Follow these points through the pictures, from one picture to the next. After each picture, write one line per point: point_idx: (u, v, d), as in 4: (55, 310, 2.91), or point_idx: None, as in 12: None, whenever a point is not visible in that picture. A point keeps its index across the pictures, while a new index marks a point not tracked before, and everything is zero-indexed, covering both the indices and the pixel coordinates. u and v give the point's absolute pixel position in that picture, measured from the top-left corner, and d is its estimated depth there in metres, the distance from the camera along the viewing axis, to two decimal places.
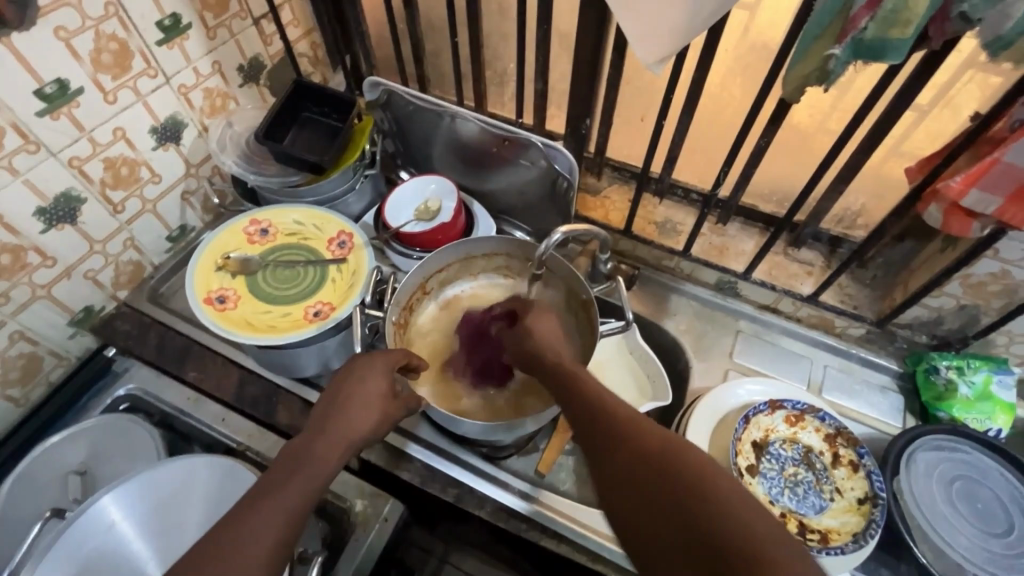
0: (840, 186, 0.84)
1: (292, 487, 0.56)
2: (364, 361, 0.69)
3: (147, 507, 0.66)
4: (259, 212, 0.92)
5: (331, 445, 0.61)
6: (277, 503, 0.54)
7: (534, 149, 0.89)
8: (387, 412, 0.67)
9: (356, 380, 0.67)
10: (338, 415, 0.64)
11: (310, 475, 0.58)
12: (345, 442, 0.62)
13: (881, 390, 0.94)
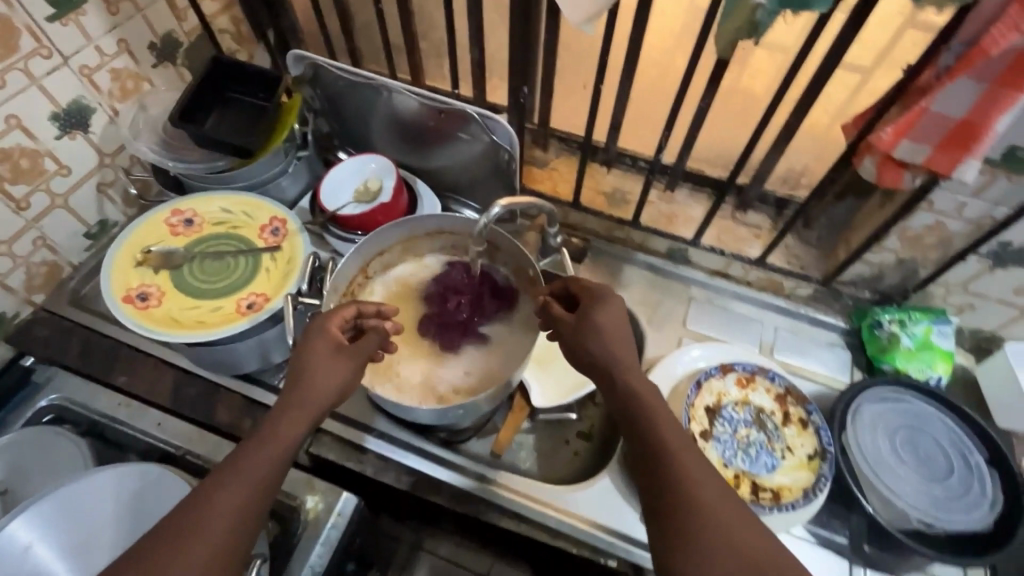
0: (782, 146, 0.83)
1: (255, 461, 0.57)
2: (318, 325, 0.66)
3: (66, 521, 0.62)
4: (182, 201, 0.86)
5: (294, 419, 0.61)
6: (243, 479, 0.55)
7: (474, 122, 0.85)
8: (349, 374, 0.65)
9: (316, 351, 0.65)
10: (300, 382, 0.63)
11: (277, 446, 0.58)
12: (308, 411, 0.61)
13: (829, 346, 0.95)
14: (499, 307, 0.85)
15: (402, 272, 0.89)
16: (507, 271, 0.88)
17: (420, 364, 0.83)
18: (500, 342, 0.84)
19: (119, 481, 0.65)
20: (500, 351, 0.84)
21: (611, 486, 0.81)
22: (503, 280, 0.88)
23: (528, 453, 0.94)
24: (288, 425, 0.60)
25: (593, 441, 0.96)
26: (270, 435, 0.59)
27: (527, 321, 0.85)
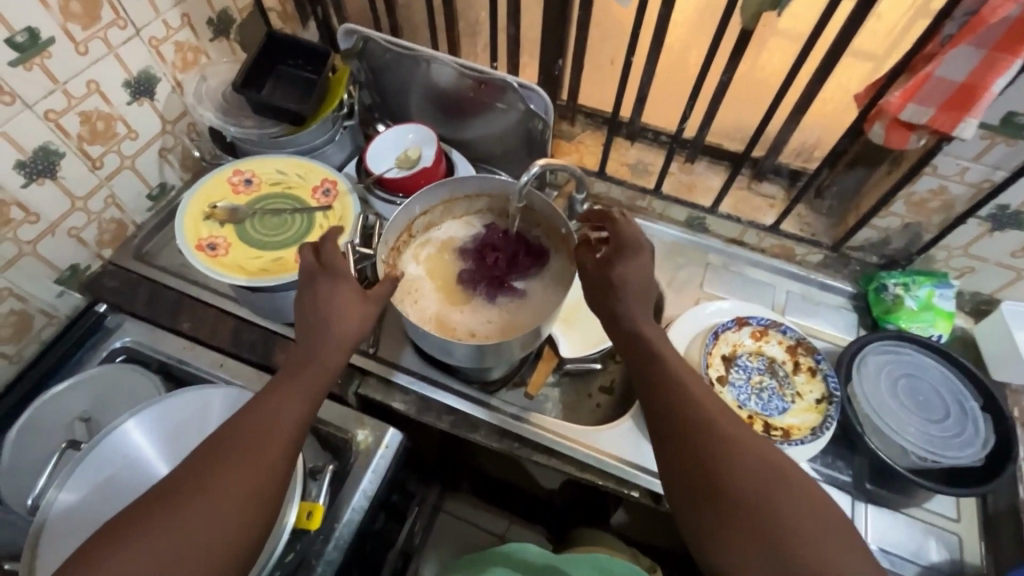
0: (797, 118, 0.90)
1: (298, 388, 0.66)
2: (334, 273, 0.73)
3: (163, 433, 0.71)
4: (242, 162, 0.93)
5: (330, 352, 0.69)
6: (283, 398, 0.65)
7: (511, 92, 0.92)
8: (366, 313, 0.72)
9: (329, 291, 0.72)
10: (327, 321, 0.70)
11: (315, 373, 0.68)
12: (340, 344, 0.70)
13: (836, 309, 1.02)
14: (533, 263, 0.93)
15: (444, 232, 0.97)
16: (540, 232, 0.95)
17: (462, 314, 0.91)
18: (533, 296, 0.92)
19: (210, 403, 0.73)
20: (534, 303, 0.91)
21: (634, 427, 0.88)
22: (536, 240, 0.95)
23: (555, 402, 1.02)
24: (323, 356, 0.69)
25: (615, 395, 1.05)
26: (310, 366, 0.68)
27: (559, 276, 0.92)
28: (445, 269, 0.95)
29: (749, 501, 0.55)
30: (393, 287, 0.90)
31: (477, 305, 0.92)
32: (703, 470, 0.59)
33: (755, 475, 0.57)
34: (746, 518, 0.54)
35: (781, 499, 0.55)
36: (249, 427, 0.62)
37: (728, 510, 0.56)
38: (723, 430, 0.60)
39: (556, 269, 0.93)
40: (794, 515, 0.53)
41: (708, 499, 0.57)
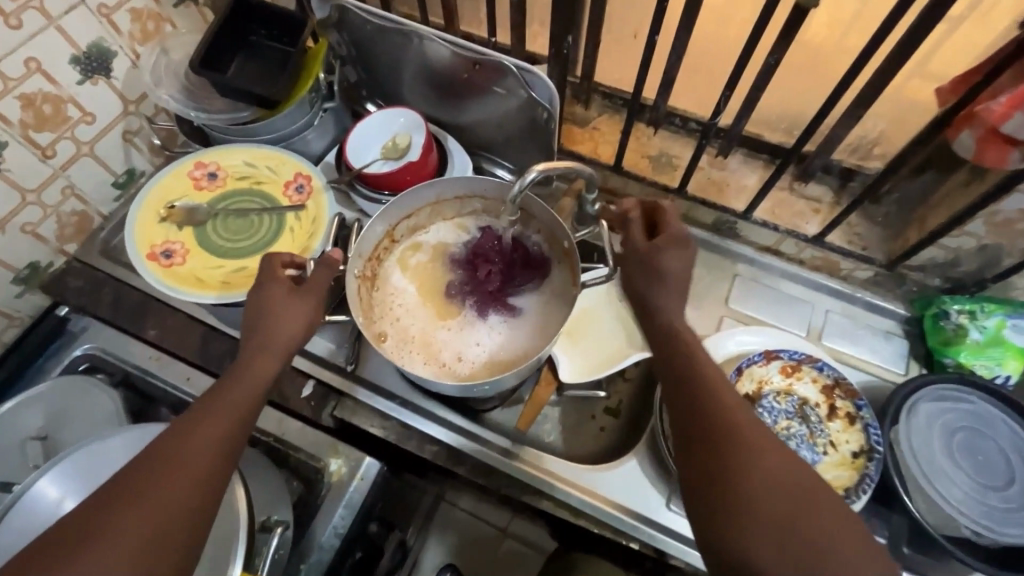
0: (857, 113, 0.74)
1: (229, 399, 0.59)
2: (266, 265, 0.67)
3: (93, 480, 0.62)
4: (206, 153, 0.83)
5: (261, 352, 0.62)
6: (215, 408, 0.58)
7: (509, 75, 0.78)
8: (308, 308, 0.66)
9: (260, 290, 0.65)
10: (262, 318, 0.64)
11: (246, 375, 0.61)
12: (276, 341, 0.63)
13: (885, 334, 0.88)
14: (532, 277, 0.81)
15: (433, 237, 0.85)
16: (542, 239, 0.83)
17: (447, 334, 0.78)
18: (531, 314, 0.79)
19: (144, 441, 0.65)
20: (530, 325, 0.79)
21: (638, 468, 0.78)
22: (537, 247, 0.82)
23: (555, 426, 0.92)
24: (256, 353, 0.62)
25: (621, 417, 0.94)
26: (239, 370, 0.61)
27: (562, 292, 0.80)
28: (434, 277, 0.83)
29: (787, 521, 0.50)
30: (372, 303, 0.80)
31: (465, 324, 0.79)
32: (711, 475, 0.55)
33: (790, 497, 0.51)
34: (789, 546, 0.49)
35: (821, 519, 0.50)
36: (167, 449, 0.54)
37: (768, 545, 0.50)
38: (740, 451, 0.55)
39: (557, 285, 0.80)
40: (835, 537, 0.49)
41: (744, 529, 0.51)
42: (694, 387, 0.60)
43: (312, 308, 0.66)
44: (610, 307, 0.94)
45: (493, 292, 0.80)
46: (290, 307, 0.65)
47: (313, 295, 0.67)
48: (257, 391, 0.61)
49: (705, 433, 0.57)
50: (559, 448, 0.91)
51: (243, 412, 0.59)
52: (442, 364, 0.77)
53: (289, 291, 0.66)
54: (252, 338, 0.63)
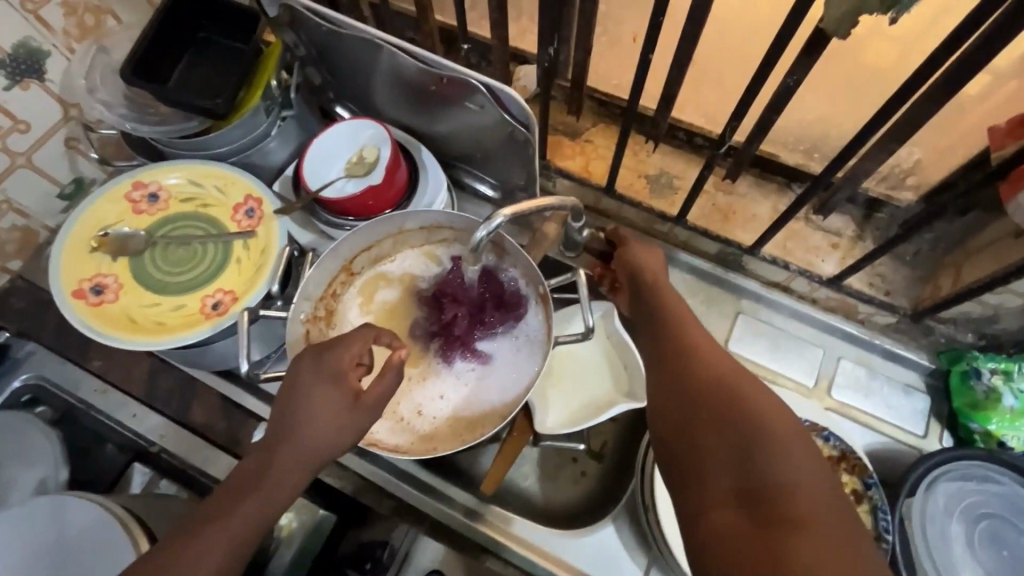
0: (890, 146, 0.63)
1: (229, 530, 0.51)
2: (316, 364, 0.55)
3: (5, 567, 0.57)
4: (144, 171, 0.75)
5: (287, 469, 0.54)
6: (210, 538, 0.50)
7: (480, 95, 0.68)
8: (345, 424, 0.55)
9: (304, 389, 0.55)
10: (290, 430, 0.54)
11: (266, 498, 0.53)
12: (305, 460, 0.54)
13: (904, 389, 0.78)
14: (503, 320, 0.71)
15: (396, 267, 0.75)
16: (520, 276, 0.72)
17: (407, 384, 0.70)
18: (501, 364, 0.71)
19: (45, 518, 0.58)
20: (498, 377, 0.70)
21: (615, 534, 0.72)
22: (513, 287, 0.72)
23: (531, 469, 0.83)
24: (281, 467, 0.53)
25: (605, 461, 0.83)
26: (259, 489, 0.53)
27: (535, 340, 0.71)
28: (397, 319, 0.73)
29: (768, 496, 0.41)
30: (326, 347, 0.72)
31: (428, 372, 0.71)
32: (667, 423, 0.49)
33: (776, 471, 0.42)
34: (766, 526, 0.39)
35: (811, 495, 0.40)
36: (167, 565, 0.49)
37: (740, 523, 0.40)
38: (721, 418, 0.46)
39: (529, 332, 0.71)
40: (828, 520, 0.38)
41: (720, 508, 0.42)
42: (680, 357, 0.53)
43: (360, 428, 0.56)
44: (600, 346, 0.81)
45: (462, 340, 0.71)
46: (332, 425, 0.54)
47: (371, 414, 0.56)
48: (269, 516, 0.53)
49: (683, 403, 0.49)
50: (536, 495, 0.82)
51: (252, 538, 0.52)
52: (401, 418, 0.69)
53: (346, 406, 0.55)
54: (280, 450, 0.54)
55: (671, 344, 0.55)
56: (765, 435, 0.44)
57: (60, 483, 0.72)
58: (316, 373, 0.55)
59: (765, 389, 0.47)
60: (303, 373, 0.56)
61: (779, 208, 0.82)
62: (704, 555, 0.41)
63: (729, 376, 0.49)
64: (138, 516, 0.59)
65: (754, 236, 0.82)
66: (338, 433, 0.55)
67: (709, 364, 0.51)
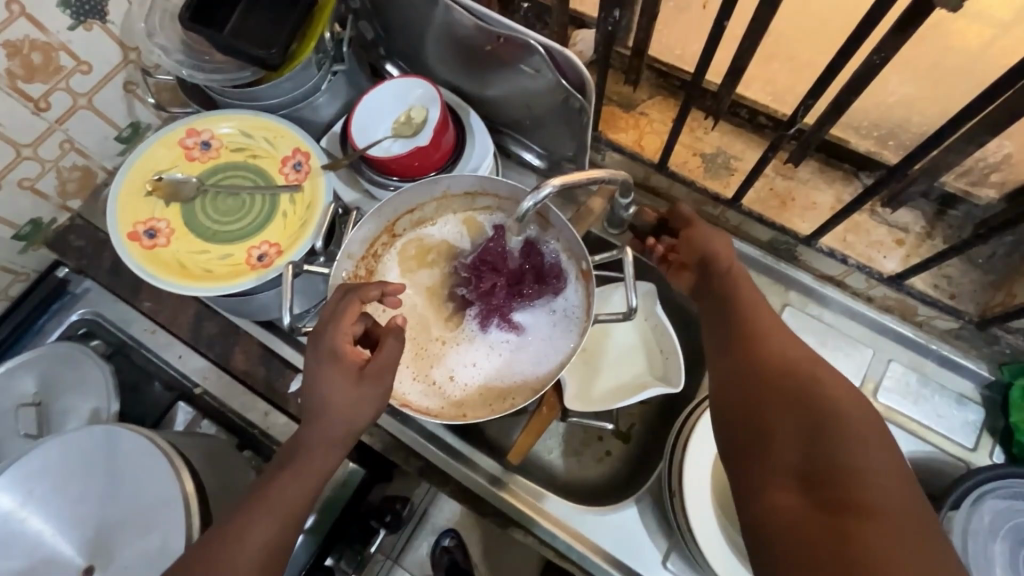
0: (981, 136, 0.58)
1: (269, 503, 0.54)
2: (315, 343, 0.58)
3: (53, 490, 0.61)
4: (198, 119, 0.76)
5: (318, 447, 0.56)
6: (254, 517, 0.53)
7: (538, 56, 0.65)
8: (361, 395, 0.56)
9: (313, 374, 0.57)
10: (314, 406, 0.56)
11: (301, 474, 0.55)
12: (334, 435, 0.56)
13: (957, 399, 0.74)
14: (540, 293, 0.70)
15: (438, 231, 0.75)
16: (563, 249, 0.70)
17: (441, 349, 0.71)
18: (536, 336, 0.70)
19: (90, 447, 0.62)
20: (532, 350, 0.70)
21: (636, 516, 0.72)
22: (554, 260, 0.70)
23: (556, 444, 0.83)
24: (316, 443, 0.56)
25: (631, 443, 0.83)
26: (291, 466, 0.56)
27: (574, 315, 0.70)
28: (436, 285, 0.73)
29: (834, 478, 0.43)
30: None
31: (462, 338, 0.71)
32: (737, 407, 0.52)
33: (847, 455, 0.44)
34: (830, 504, 0.42)
35: (877, 482, 0.42)
36: (220, 541, 0.52)
37: (802, 504, 0.43)
38: (790, 403, 0.49)
39: (567, 307, 0.70)
40: (894, 506, 0.41)
41: (783, 484, 0.45)
42: (752, 344, 0.55)
43: (376, 400, 0.57)
44: (636, 328, 0.79)
45: (500, 306, 0.70)
46: (347, 399, 0.56)
47: (381, 383, 0.57)
48: (308, 492, 0.56)
49: (750, 386, 0.52)
50: (558, 468, 0.83)
51: (297, 509, 0.55)
52: (433, 382, 0.69)
53: (353, 378, 0.56)
54: (309, 430, 0.57)
55: (743, 331, 0.57)
56: (837, 422, 0.46)
57: (110, 415, 0.76)
58: (317, 358, 0.57)
59: (836, 380, 0.49)
60: (308, 358, 0.58)
61: (843, 198, 0.77)
62: (765, 526, 0.44)
63: (802, 366, 0.52)
64: (183, 452, 0.61)
65: (813, 226, 0.77)
66: (356, 407, 0.56)
67: (783, 354, 0.53)
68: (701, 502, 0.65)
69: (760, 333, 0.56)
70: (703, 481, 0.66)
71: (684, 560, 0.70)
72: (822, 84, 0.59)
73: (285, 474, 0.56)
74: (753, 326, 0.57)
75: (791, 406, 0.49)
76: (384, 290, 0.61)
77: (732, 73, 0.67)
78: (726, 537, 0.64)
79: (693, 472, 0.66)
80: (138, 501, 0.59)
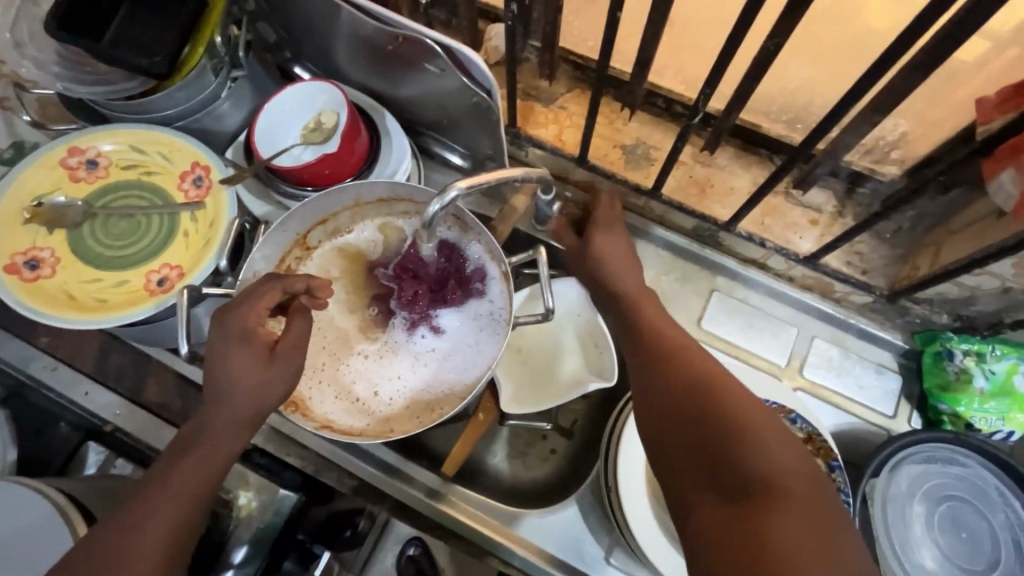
0: (874, 117, 0.60)
1: (171, 489, 0.51)
2: (220, 329, 0.54)
3: None
4: (81, 137, 0.70)
5: (226, 435, 0.53)
6: (161, 499, 0.50)
7: (440, 54, 0.62)
8: (267, 378, 0.54)
9: (219, 354, 0.54)
10: (218, 390, 0.53)
11: (205, 458, 0.52)
12: (239, 419, 0.54)
13: (877, 368, 0.77)
14: (464, 298, 0.68)
15: (355, 239, 0.72)
16: (482, 249, 0.69)
17: (363, 363, 0.68)
18: (460, 341, 0.68)
19: None
20: (458, 357, 0.68)
21: (578, 515, 0.72)
22: (475, 261, 0.69)
23: (500, 447, 0.82)
24: (221, 433, 0.53)
25: (574, 438, 0.82)
26: (196, 450, 0.52)
27: (499, 317, 0.68)
28: (356, 297, 0.70)
29: (747, 482, 0.44)
30: None
31: (386, 350, 0.68)
32: (658, 423, 0.52)
33: (759, 459, 0.45)
34: (748, 513, 0.43)
35: (785, 480, 0.44)
36: (115, 540, 0.48)
37: (723, 513, 0.44)
38: (700, 418, 0.49)
39: (493, 309, 0.68)
40: (800, 501, 0.43)
41: (702, 497, 0.46)
42: (661, 361, 0.56)
43: (289, 380, 0.55)
44: (571, 324, 0.78)
45: (424, 311, 0.69)
46: (255, 381, 0.53)
47: (291, 364, 0.55)
48: (213, 477, 0.53)
49: (663, 405, 0.52)
50: (503, 471, 0.82)
51: (203, 495, 0.52)
52: (356, 399, 0.67)
53: (264, 360, 0.54)
54: (212, 412, 0.53)
55: (652, 350, 0.57)
56: (740, 431, 0.47)
57: (7, 464, 0.70)
58: (224, 338, 0.54)
59: (743, 387, 0.51)
60: (214, 338, 0.54)
61: (759, 182, 0.79)
62: (694, 541, 0.45)
63: (706, 377, 0.53)
64: (82, 504, 0.58)
65: (731, 211, 0.78)
66: (264, 386, 0.54)
67: (690, 365, 0.54)
68: (635, 495, 0.65)
69: (672, 344, 0.57)
70: (636, 474, 0.66)
71: (626, 554, 0.70)
72: (718, 71, 0.58)
73: (187, 458, 0.52)
74: (665, 338, 0.58)
75: (703, 416, 0.49)
76: (311, 285, 0.57)
77: (638, 63, 0.67)
78: (661, 527, 0.65)
79: (626, 470, 0.66)
80: (28, 551, 0.55)
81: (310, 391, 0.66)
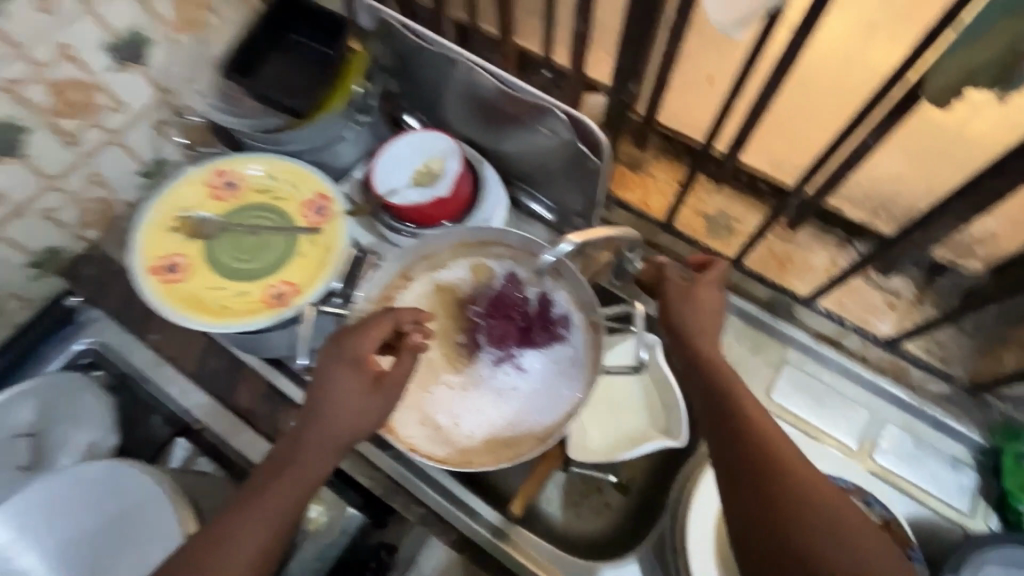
0: (969, 215, 0.63)
1: (264, 507, 0.54)
2: (334, 353, 0.59)
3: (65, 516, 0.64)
4: (225, 160, 0.78)
5: (315, 458, 0.57)
6: (253, 518, 0.53)
7: (555, 119, 0.70)
8: (370, 404, 0.58)
9: (329, 373, 0.59)
10: (322, 409, 0.58)
11: (294, 481, 0.56)
12: (335, 441, 0.58)
13: (952, 463, 0.76)
14: (549, 341, 0.72)
15: (449, 277, 0.76)
16: (569, 297, 0.73)
17: (449, 393, 0.71)
18: (543, 382, 0.71)
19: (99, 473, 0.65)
20: (539, 399, 0.70)
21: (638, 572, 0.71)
22: (562, 308, 0.73)
23: (556, 494, 0.83)
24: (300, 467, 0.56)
25: (630, 496, 0.82)
26: (288, 471, 0.56)
27: (582, 365, 0.71)
28: (446, 330, 0.74)
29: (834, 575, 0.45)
30: None
31: (470, 383, 0.71)
32: (738, 493, 0.52)
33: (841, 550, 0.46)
34: None
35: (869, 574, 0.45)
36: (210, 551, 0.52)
37: None
38: (783, 503, 0.49)
39: (575, 356, 0.71)
40: None
41: None
42: (738, 428, 0.55)
43: (385, 409, 0.59)
44: (640, 381, 0.80)
45: (511, 349, 0.72)
46: (357, 406, 0.58)
47: (393, 394, 0.59)
48: (301, 499, 0.56)
49: (748, 480, 0.52)
50: (557, 518, 0.82)
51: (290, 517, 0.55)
52: (438, 426, 0.70)
53: (369, 388, 0.59)
54: (308, 433, 0.58)
55: (726, 413, 0.57)
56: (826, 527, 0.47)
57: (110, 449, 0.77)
58: (339, 360, 0.59)
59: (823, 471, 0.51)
60: (328, 361, 0.59)
61: (838, 262, 0.83)
62: None
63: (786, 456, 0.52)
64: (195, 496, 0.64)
65: (810, 287, 0.82)
66: (364, 413, 0.58)
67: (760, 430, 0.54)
68: (704, 559, 0.65)
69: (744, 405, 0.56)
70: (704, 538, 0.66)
71: None
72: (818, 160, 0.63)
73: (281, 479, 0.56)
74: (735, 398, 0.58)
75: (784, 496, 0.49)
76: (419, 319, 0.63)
77: (737, 144, 0.72)
78: None
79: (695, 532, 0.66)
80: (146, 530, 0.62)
81: (396, 414, 0.70)
